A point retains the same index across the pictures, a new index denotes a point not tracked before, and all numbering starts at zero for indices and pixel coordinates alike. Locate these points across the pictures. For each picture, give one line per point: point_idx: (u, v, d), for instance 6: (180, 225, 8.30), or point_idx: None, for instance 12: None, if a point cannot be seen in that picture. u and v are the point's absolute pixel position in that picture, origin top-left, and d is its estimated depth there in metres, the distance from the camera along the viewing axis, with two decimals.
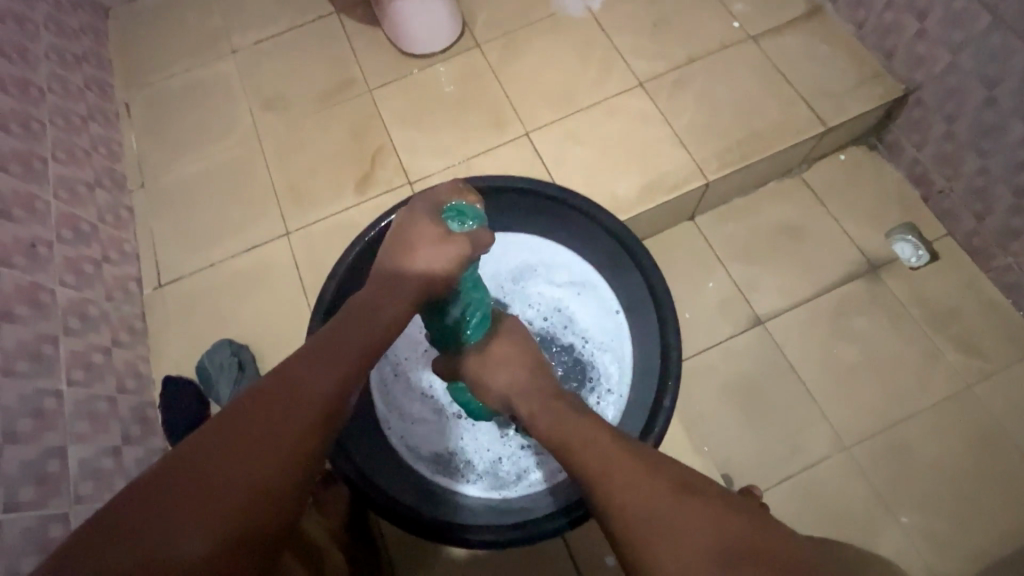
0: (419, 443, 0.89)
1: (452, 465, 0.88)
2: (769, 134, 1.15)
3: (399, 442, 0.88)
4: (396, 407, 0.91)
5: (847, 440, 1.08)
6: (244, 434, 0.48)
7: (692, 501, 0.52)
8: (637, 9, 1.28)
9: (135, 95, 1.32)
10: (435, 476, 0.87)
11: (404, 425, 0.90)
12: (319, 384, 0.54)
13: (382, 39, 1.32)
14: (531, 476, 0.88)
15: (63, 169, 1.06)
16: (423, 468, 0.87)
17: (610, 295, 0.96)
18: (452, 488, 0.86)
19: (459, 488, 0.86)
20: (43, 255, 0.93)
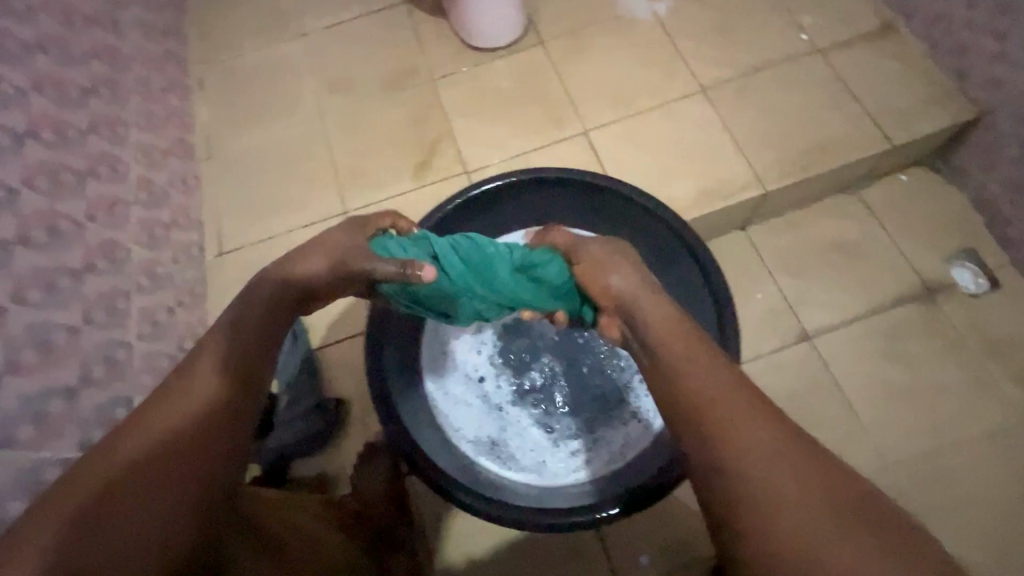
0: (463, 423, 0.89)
1: (499, 448, 0.88)
2: (832, 148, 1.14)
3: (443, 419, 0.88)
4: (443, 386, 0.91)
5: (891, 465, 1.05)
6: (158, 442, 0.52)
7: (802, 456, 0.53)
8: (704, 15, 1.28)
9: (209, 71, 1.37)
10: (483, 457, 0.86)
11: (450, 404, 0.90)
12: (194, 391, 0.57)
13: (448, 31, 1.35)
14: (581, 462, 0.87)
15: (142, 134, 1.11)
16: (471, 448, 0.87)
17: None
18: (500, 470, 0.85)
19: (500, 472, 0.85)
20: (122, 214, 0.97)
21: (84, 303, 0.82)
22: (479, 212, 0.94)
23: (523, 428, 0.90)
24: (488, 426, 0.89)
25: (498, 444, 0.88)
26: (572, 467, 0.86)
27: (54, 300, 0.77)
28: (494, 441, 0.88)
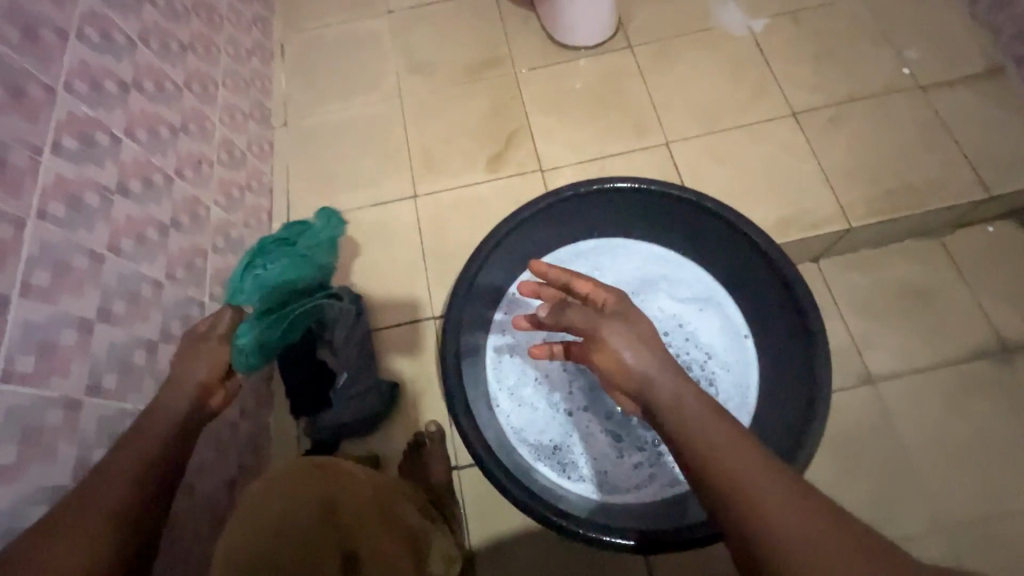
0: (525, 426, 0.88)
1: (561, 457, 0.86)
2: (924, 189, 1.09)
3: (504, 421, 0.88)
4: (506, 386, 0.90)
5: (948, 523, 1.01)
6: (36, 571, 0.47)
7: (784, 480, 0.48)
8: (801, 37, 1.25)
9: (292, 38, 1.37)
10: (543, 465, 0.86)
11: (511, 405, 0.89)
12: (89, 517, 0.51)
13: (535, 25, 1.33)
14: (647, 483, 0.84)
15: (228, 95, 1.11)
16: (532, 456, 0.86)
17: (736, 314, 0.91)
18: (560, 481, 0.84)
19: (559, 481, 0.85)
20: (205, 172, 0.97)
21: (168, 259, 0.82)
22: (557, 216, 0.92)
23: (588, 436, 0.88)
24: (550, 431, 0.88)
25: (560, 451, 0.87)
26: (635, 482, 0.84)
27: (142, 252, 0.77)
28: (556, 447, 0.87)
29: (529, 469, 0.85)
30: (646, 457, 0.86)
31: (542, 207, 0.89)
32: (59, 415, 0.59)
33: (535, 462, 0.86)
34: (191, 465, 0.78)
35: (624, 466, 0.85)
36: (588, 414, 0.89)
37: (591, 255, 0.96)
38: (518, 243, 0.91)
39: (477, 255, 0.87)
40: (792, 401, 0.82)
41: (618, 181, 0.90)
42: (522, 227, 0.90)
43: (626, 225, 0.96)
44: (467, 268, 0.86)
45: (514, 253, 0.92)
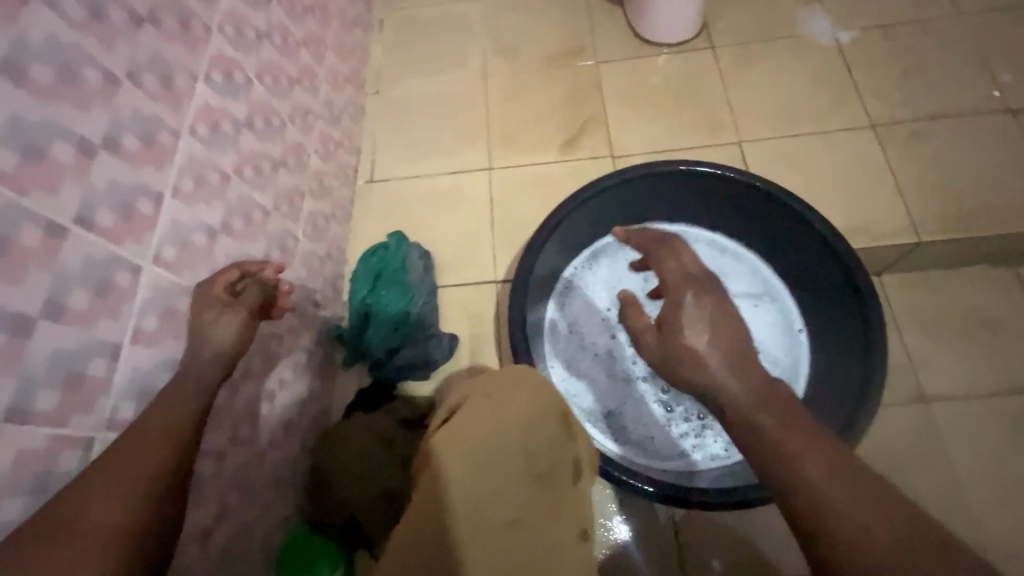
0: (579, 389, 0.94)
1: (612, 422, 0.92)
2: (1004, 212, 1.08)
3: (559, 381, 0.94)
4: (564, 350, 0.97)
5: (992, 550, 0.98)
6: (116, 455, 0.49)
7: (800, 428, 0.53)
8: (888, 52, 1.24)
9: (391, 15, 1.48)
10: (595, 427, 0.91)
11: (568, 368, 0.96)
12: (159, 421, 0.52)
13: (621, 20, 1.38)
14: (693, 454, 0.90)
15: (334, 59, 1.21)
16: (584, 418, 0.92)
17: (787, 310, 0.98)
18: (609, 443, 0.90)
19: (607, 443, 0.90)
20: (310, 123, 1.07)
21: (276, 192, 0.92)
22: (632, 190, 0.96)
23: (639, 404, 0.93)
24: (601, 395, 0.94)
25: (610, 415, 0.93)
26: (676, 452, 0.90)
27: (258, 182, 0.87)
28: (606, 411, 0.93)
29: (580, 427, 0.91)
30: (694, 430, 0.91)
31: (622, 179, 0.93)
32: None
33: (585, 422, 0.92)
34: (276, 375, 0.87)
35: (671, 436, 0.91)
36: (644, 385, 0.94)
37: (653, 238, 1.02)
38: (590, 213, 0.96)
39: (555, 216, 0.90)
40: (844, 401, 0.84)
41: (697, 165, 0.92)
42: (599, 195, 0.93)
43: (691, 209, 1.01)
44: (539, 230, 0.90)
45: (585, 222, 0.97)
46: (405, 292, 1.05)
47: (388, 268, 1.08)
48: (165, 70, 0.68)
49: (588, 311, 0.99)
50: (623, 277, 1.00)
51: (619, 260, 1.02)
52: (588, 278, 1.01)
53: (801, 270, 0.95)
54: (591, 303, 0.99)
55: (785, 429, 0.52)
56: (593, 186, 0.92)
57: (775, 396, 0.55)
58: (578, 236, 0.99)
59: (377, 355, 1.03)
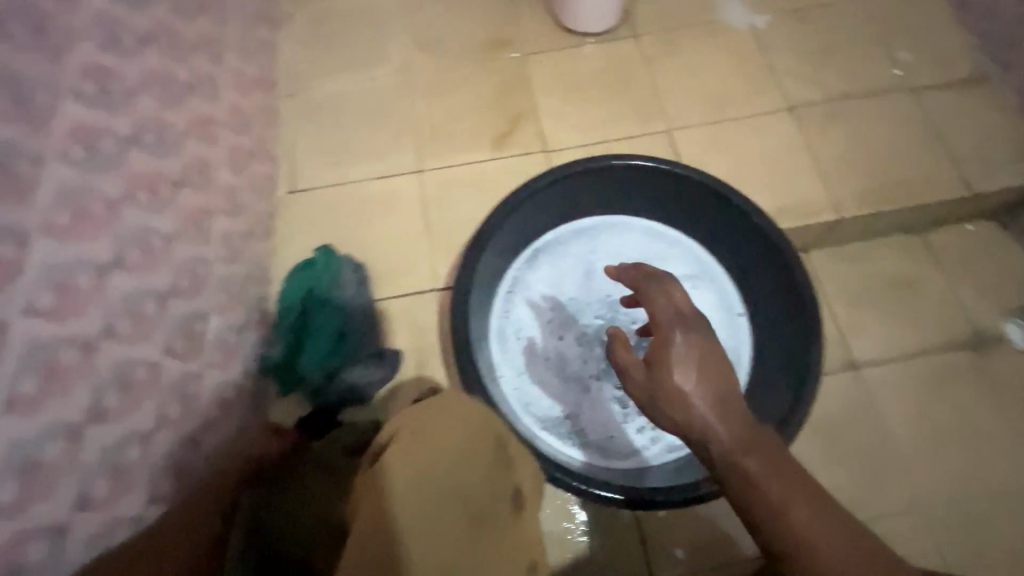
0: (532, 396, 0.91)
1: (566, 427, 0.90)
2: (911, 184, 1.14)
3: (511, 391, 0.91)
4: (514, 358, 0.93)
5: (923, 501, 1.04)
6: None
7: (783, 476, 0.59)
8: (800, 35, 1.29)
9: (300, 9, 1.37)
10: (549, 434, 0.89)
11: (519, 376, 0.92)
12: None
13: (543, 9, 1.35)
14: (648, 450, 0.89)
15: (237, 61, 1.10)
16: (538, 425, 0.89)
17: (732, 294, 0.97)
18: (565, 449, 0.88)
19: (563, 448, 0.88)
20: (215, 134, 0.97)
21: (178, 214, 0.82)
22: (566, 186, 0.93)
23: (592, 405, 0.92)
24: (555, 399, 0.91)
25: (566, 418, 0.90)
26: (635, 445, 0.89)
27: (155, 205, 0.77)
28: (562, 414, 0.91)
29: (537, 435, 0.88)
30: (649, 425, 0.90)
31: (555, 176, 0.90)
32: (74, 353, 0.59)
33: (542, 429, 0.89)
34: (196, 417, 0.78)
35: (627, 433, 0.90)
36: (596, 386, 0.93)
37: (592, 231, 1.00)
38: (525, 215, 0.93)
39: (489, 222, 0.87)
40: (786, 380, 0.86)
41: (628, 158, 0.91)
42: (533, 196, 0.90)
43: (627, 200, 0.99)
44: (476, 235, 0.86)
45: (522, 223, 0.94)
46: (341, 310, 0.99)
47: (318, 286, 1.00)
48: (20, 84, 0.58)
49: (535, 313, 0.96)
50: (565, 274, 0.98)
51: (560, 256, 0.99)
52: (531, 279, 0.97)
53: (736, 253, 0.96)
54: (536, 304, 0.96)
55: (770, 474, 0.59)
56: (526, 184, 0.90)
57: (755, 437, 0.61)
58: (517, 237, 0.95)
59: (314, 381, 0.95)
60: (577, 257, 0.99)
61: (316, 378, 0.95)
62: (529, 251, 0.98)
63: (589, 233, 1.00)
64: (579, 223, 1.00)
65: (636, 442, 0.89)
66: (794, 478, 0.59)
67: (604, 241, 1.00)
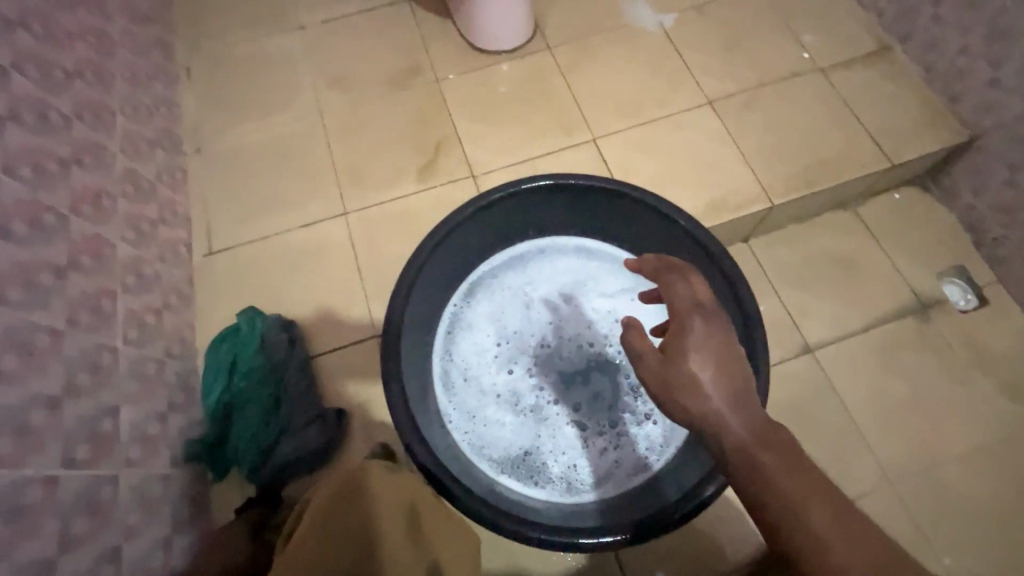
0: (487, 442, 0.87)
1: (527, 466, 0.86)
2: (834, 163, 1.16)
3: (464, 440, 0.87)
4: (462, 404, 0.89)
5: (893, 475, 1.04)
6: None
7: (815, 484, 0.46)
8: (708, 29, 1.30)
9: (199, 60, 1.30)
10: (511, 478, 0.85)
11: (471, 422, 0.88)
12: None
13: (453, 32, 1.32)
14: (617, 475, 0.84)
15: (128, 124, 1.03)
16: (498, 471, 0.85)
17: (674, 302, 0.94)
18: (529, 492, 0.84)
19: (527, 489, 0.84)
20: (108, 208, 0.90)
21: (68, 304, 0.75)
22: (487, 217, 0.88)
23: (552, 437, 0.87)
24: (511, 440, 0.87)
25: (526, 458, 0.86)
26: (601, 475, 0.84)
27: (34, 299, 0.69)
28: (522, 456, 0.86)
29: (496, 482, 0.84)
30: (613, 448, 0.86)
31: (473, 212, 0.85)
32: None
33: (501, 476, 0.84)
34: (114, 526, 0.70)
35: (592, 460, 0.86)
36: (553, 416, 0.88)
37: (525, 259, 0.97)
38: (450, 253, 0.88)
39: (411, 268, 0.81)
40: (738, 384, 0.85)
41: (544, 177, 0.86)
42: (454, 234, 0.86)
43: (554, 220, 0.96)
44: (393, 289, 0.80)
45: (449, 261, 0.89)
46: (272, 378, 0.92)
47: (244, 354, 0.93)
48: None
49: (478, 353, 0.92)
50: (503, 307, 0.94)
51: (496, 291, 0.96)
52: (470, 319, 0.94)
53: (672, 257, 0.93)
54: (478, 343, 0.93)
55: (792, 478, 0.47)
56: (440, 226, 0.84)
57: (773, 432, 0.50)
58: (448, 273, 0.91)
59: (251, 461, 0.88)
60: (513, 287, 0.96)
61: (252, 457, 0.88)
62: (463, 290, 0.95)
63: (522, 261, 0.97)
64: (511, 252, 0.97)
65: (603, 468, 0.85)
66: (827, 491, 0.46)
67: (539, 267, 0.97)
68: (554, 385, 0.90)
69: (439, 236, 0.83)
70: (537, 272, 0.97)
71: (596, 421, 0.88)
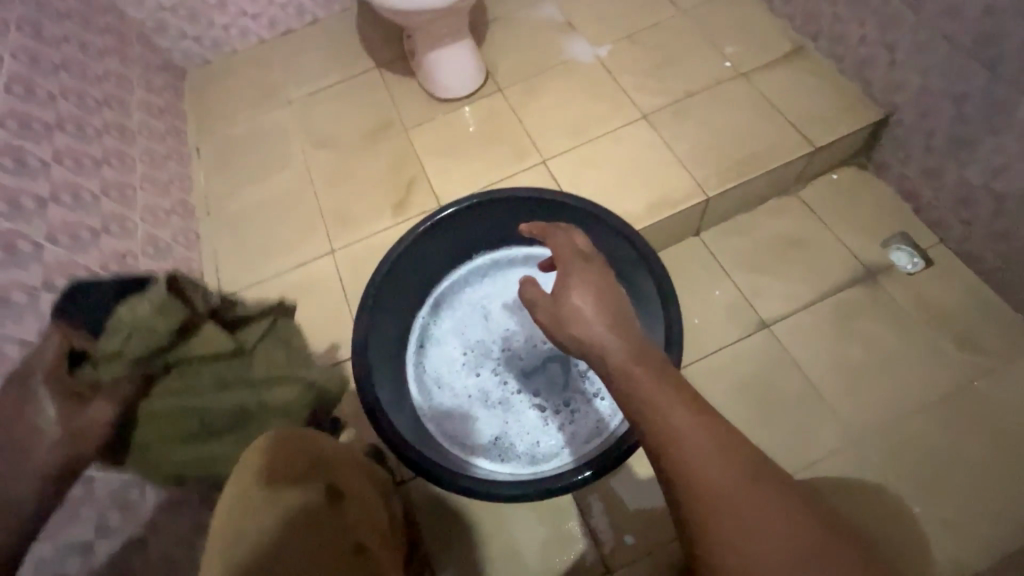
0: (463, 431, 0.99)
1: (500, 449, 0.97)
2: (762, 154, 1.27)
3: (442, 433, 0.99)
4: (437, 404, 1.01)
5: (857, 434, 1.09)
6: None
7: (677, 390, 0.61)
8: (639, 54, 1.46)
9: (207, 140, 1.53)
10: (487, 461, 0.96)
11: (447, 416, 1.00)
12: None
13: (417, 87, 1.52)
14: (579, 440, 0.96)
15: (148, 197, 1.24)
16: (475, 456, 0.96)
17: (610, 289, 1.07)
18: (504, 469, 0.95)
19: (502, 467, 0.95)
20: (132, 265, 1.08)
21: None
22: (433, 238, 1.01)
23: (519, 420, 0.99)
24: (483, 427, 0.99)
25: (499, 441, 0.98)
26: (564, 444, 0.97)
27: None
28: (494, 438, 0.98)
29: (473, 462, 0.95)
30: (573, 420, 0.98)
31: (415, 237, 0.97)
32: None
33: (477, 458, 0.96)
34: None
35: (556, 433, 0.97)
36: (518, 402, 1.01)
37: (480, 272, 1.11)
38: (406, 272, 1.01)
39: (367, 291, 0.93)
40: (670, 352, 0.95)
41: (475, 197, 0.98)
42: (404, 256, 0.98)
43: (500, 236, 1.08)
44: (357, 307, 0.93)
45: (408, 278, 1.02)
46: None
47: None
48: None
49: (448, 358, 1.05)
50: (465, 316, 1.08)
51: (457, 303, 1.09)
52: (437, 330, 1.07)
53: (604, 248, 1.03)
54: (447, 349, 1.06)
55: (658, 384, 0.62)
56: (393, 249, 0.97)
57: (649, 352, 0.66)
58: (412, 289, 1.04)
59: None
60: (470, 299, 1.09)
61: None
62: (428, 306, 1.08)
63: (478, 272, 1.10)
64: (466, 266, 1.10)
65: (567, 437, 0.97)
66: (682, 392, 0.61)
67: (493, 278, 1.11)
68: (516, 376, 1.03)
69: (388, 262, 0.95)
70: (491, 282, 1.10)
71: (556, 400, 1.00)
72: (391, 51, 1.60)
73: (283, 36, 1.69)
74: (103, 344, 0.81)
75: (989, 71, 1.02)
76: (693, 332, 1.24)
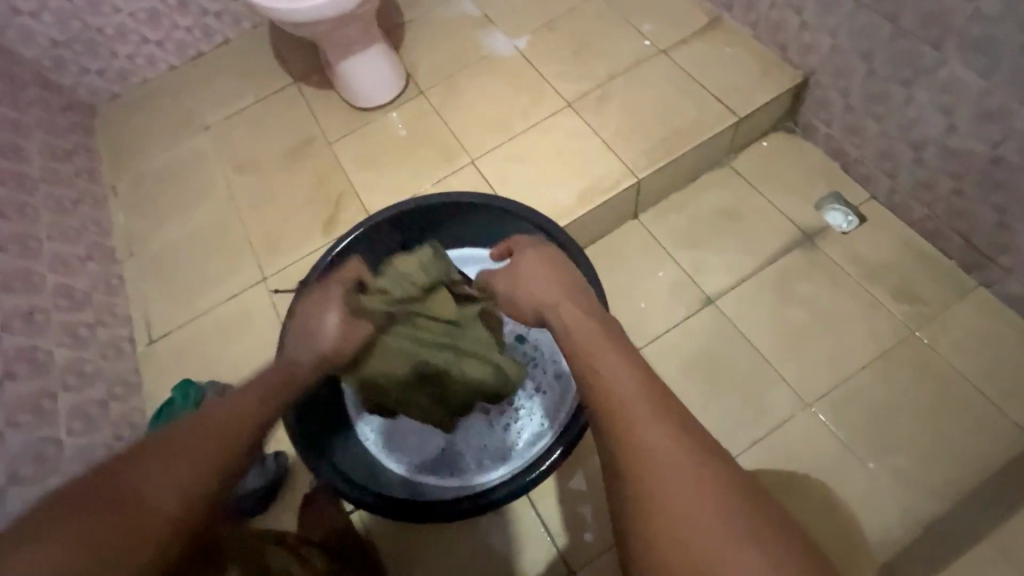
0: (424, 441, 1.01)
1: (449, 460, 0.98)
2: (688, 130, 1.26)
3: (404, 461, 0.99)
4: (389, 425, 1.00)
5: (807, 398, 1.09)
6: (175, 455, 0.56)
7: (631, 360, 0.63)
8: (558, 41, 1.44)
9: (121, 177, 1.46)
10: (440, 474, 0.97)
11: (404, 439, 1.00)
12: (181, 438, 0.57)
13: (337, 99, 1.47)
14: (523, 429, 1.00)
15: (56, 246, 1.17)
16: (428, 472, 0.98)
17: None
18: (459, 479, 0.97)
19: (457, 478, 0.97)
20: (41, 321, 1.03)
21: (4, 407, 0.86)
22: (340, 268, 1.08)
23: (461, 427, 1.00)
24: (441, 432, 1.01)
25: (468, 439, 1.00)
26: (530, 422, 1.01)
27: None
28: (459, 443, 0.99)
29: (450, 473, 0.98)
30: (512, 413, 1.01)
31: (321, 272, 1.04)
32: None
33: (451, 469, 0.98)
34: None
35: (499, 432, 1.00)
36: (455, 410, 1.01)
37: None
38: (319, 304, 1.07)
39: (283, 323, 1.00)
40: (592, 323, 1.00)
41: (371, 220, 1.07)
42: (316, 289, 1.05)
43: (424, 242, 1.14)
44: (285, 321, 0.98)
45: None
46: None
47: (181, 422, 1.02)
48: None
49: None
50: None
51: None
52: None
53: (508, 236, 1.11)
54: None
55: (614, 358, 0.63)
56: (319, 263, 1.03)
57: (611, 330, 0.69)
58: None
59: None
60: None
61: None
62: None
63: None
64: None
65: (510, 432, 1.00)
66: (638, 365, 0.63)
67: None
68: None
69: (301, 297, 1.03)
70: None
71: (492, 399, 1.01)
72: (308, 64, 1.54)
73: (193, 60, 1.62)
74: (379, 280, 0.91)
75: (891, 24, 1.03)
76: (639, 316, 1.22)
